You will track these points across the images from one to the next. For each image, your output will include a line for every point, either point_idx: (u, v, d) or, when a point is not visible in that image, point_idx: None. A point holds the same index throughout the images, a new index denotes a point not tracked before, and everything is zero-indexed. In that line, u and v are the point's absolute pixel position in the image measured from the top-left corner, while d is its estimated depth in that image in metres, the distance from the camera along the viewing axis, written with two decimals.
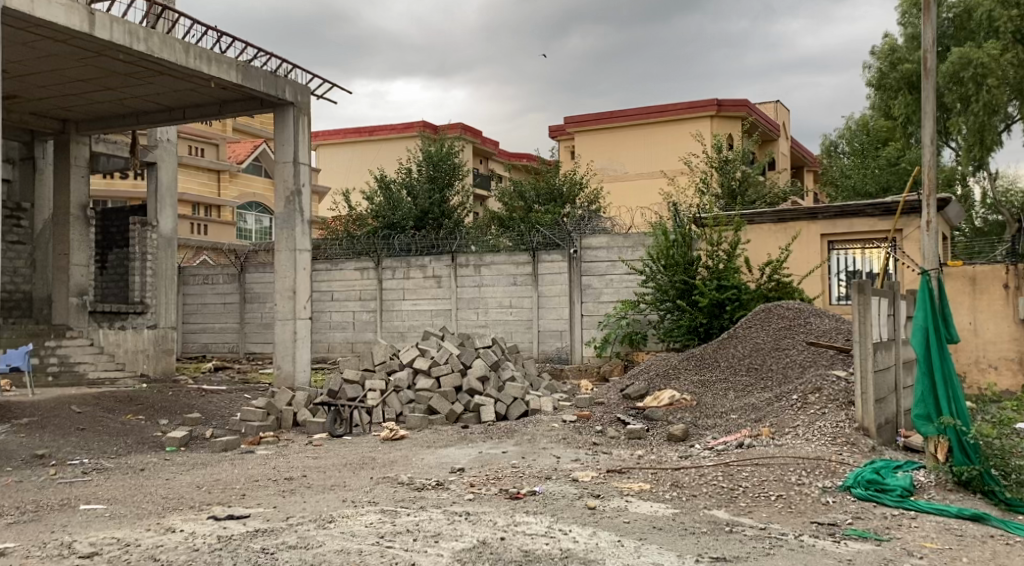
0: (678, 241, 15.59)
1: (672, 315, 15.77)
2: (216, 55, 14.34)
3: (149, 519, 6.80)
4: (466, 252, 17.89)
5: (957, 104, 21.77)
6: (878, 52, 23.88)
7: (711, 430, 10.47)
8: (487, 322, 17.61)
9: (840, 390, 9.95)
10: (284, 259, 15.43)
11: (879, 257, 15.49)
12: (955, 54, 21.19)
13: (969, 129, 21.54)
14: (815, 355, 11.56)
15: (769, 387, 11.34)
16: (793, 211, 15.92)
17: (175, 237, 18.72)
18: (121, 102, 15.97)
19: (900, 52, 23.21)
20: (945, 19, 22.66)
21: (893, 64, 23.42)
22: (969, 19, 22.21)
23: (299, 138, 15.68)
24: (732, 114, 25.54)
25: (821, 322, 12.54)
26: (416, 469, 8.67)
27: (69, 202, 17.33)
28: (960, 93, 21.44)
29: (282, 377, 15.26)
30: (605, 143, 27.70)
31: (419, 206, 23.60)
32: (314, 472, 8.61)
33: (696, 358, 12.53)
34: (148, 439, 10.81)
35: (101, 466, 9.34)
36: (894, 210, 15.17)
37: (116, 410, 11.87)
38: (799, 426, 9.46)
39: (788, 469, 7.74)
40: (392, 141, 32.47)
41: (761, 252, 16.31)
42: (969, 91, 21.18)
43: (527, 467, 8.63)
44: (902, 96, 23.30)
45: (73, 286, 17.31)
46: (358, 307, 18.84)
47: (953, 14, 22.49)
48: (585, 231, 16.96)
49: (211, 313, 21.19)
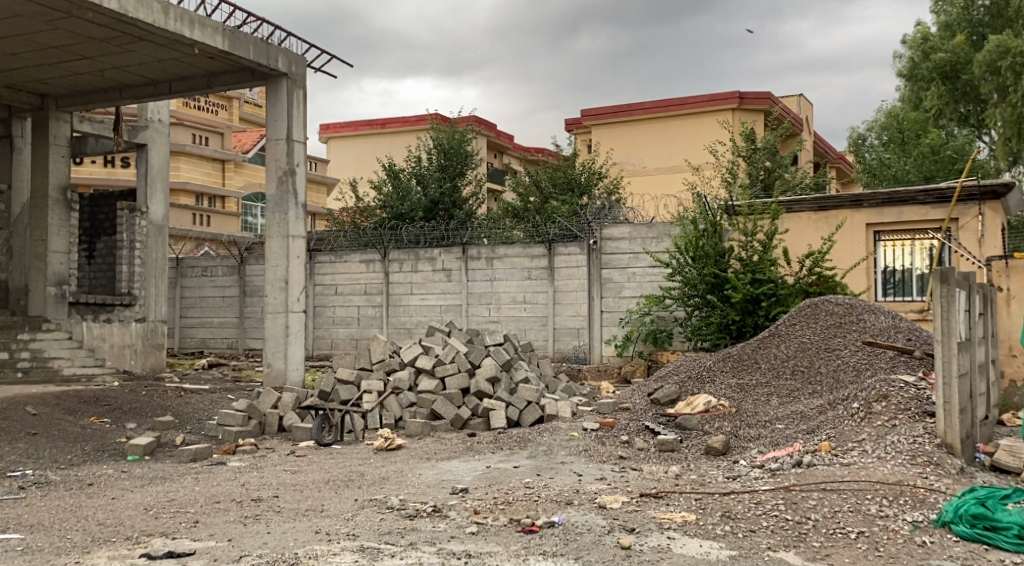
0: (708, 231, 14.18)
1: (701, 311, 14.31)
2: (199, 19, 13.00)
3: (68, 556, 5.50)
4: (477, 244, 16.47)
5: (994, 95, 20.92)
6: (909, 41, 23.07)
7: (756, 443, 9.10)
8: (500, 318, 16.22)
9: (912, 398, 8.47)
10: (276, 245, 14.02)
11: (928, 250, 13.97)
12: (991, 42, 20.28)
13: (1005, 120, 20.51)
14: (872, 357, 10.09)
15: (819, 393, 9.94)
16: (835, 198, 14.41)
17: (167, 225, 17.59)
18: (101, 74, 14.64)
19: (933, 40, 22.49)
20: (981, 7, 22.10)
21: (925, 53, 22.68)
22: (1007, 7, 21.61)
23: (293, 113, 14.31)
24: (754, 108, 24.10)
25: (876, 319, 10.96)
26: (411, 490, 7.26)
27: (47, 183, 15.92)
28: (996, 83, 20.55)
29: (272, 376, 13.90)
30: (624, 134, 26.21)
31: (429, 196, 22.19)
32: (289, 492, 7.21)
33: (734, 359, 11.07)
34: (109, 447, 9.44)
35: (45, 480, 7.97)
36: (949, 196, 13.69)
37: (78, 412, 10.49)
38: (866, 441, 8.05)
39: (863, 498, 6.32)
40: (402, 133, 31.15)
41: (801, 243, 14.80)
42: (1006, 80, 20.25)
43: (543, 488, 7.21)
44: (935, 87, 22.53)
45: (51, 274, 15.85)
46: (362, 302, 17.45)
47: (989, 2, 21.96)
48: (605, 220, 15.50)
49: (209, 306, 19.86)
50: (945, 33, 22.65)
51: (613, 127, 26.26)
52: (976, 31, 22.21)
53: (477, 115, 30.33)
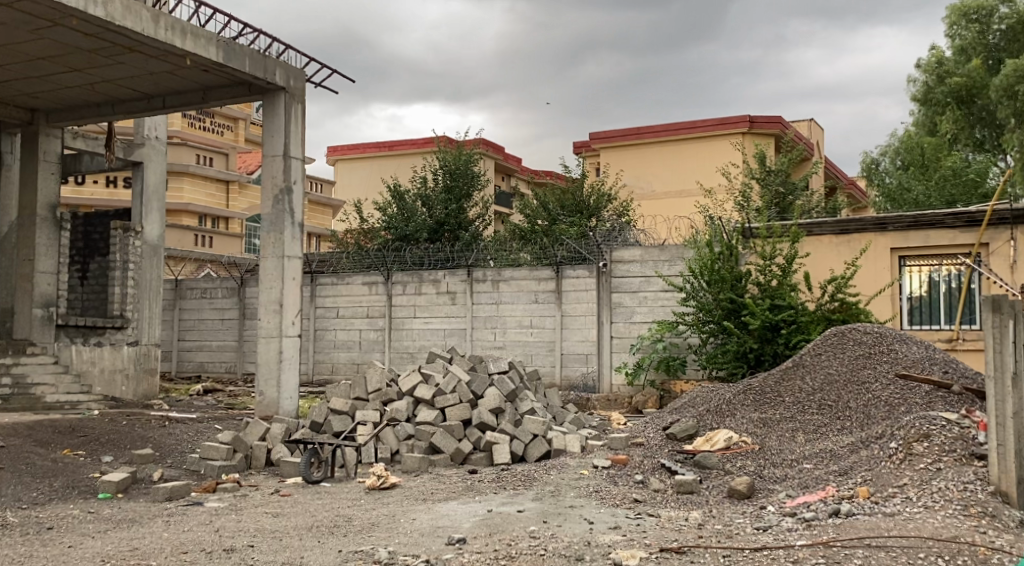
0: (723, 253, 13.45)
1: (717, 338, 13.57)
2: (192, 29, 12.39)
3: None
4: (483, 266, 15.78)
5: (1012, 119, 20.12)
6: (923, 65, 22.32)
7: (783, 485, 8.35)
8: (505, 343, 15.49)
9: (957, 438, 7.71)
10: (270, 266, 13.35)
11: (955, 277, 13.18)
12: (1009, 66, 19.59)
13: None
14: (905, 391, 9.28)
15: (849, 431, 9.16)
16: (858, 221, 13.66)
17: (163, 245, 17.01)
18: (91, 88, 14.04)
19: (948, 65, 21.68)
20: (997, 30, 21.26)
21: (940, 77, 21.91)
22: None
23: (290, 128, 13.64)
24: (764, 132, 23.42)
25: (909, 349, 10.15)
26: (402, 539, 6.52)
27: (36, 202, 15.31)
28: (1013, 108, 19.82)
29: (265, 405, 13.16)
30: (634, 158, 25.53)
31: (434, 217, 21.56)
32: (267, 541, 6.47)
33: (756, 392, 10.29)
34: (80, 483, 8.72)
35: (3, 522, 7.23)
36: (979, 220, 12.96)
37: (50, 444, 9.78)
38: (907, 487, 7.31)
39: (914, 557, 5.77)
40: (407, 156, 30.58)
41: (822, 268, 14.01)
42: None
43: (551, 539, 6.46)
44: (950, 111, 21.87)
45: (38, 296, 15.20)
46: (365, 326, 16.74)
47: (1006, 25, 21.08)
48: (615, 242, 14.81)
49: (207, 329, 19.18)
50: (961, 57, 21.78)
51: (623, 152, 25.58)
52: (992, 56, 21.36)
53: (484, 138, 29.69)
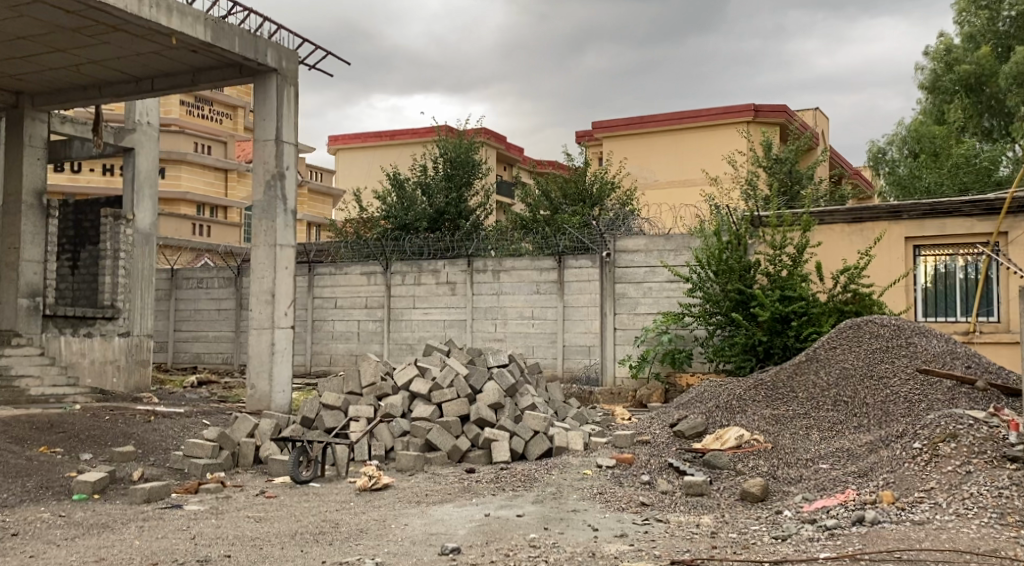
0: (731, 243, 12.95)
1: (724, 330, 13.06)
2: (178, 6, 11.88)
3: None
4: (484, 256, 15.28)
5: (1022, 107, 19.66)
6: (932, 53, 21.94)
7: (799, 485, 7.89)
8: (506, 335, 15.01)
9: (986, 439, 7.22)
10: (261, 254, 12.88)
11: (972, 268, 12.68)
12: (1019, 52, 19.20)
13: None
14: (926, 388, 8.79)
15: (866, 429, 8.69)
16: (871, 209, 13.11)
17: (155, 234, 16.51)
18: (77, 69, 13.53)
19: (957, 52, 21.32)
20: (1007, 17, 20.87)
21: (948, 65, 21.53)
22: None
23: (282, 111, 13.13)
24: (770, 121, 22.88)
25: (929, 342, 9.63)
26: (391, 548, 6.05)
27: (21, 187, 14.81)
28: None
29: (256, 398, 12.68)
30: (638, 146, 24.97)
31: (434, 206, 21.02)
32: (245, 551, 6.00)
33: (767, 387, 9.80)
34: (55, 482, 8.26)
35: None
36: (998, 208, 12.43)
37: (26, 441, 9.34)
38: (934, 492, 6.85)
39: None
40: (408, 145, 30.06)
41: (834, 258, 13.48)
42: None
43: (552, 548, 6.00)
44: (959, 100, 21.31)
45: (23, 285, 14.69)
46: (363, 316, 16.26)
47: (1015, 12, 20.70)
48: (619, 231, 14.32)
49: (202, 319, 18.71)
50: (970, 45, 21.27)
51: (628, 140, 25.02)
52: (1001, 43, 20.91)
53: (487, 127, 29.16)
